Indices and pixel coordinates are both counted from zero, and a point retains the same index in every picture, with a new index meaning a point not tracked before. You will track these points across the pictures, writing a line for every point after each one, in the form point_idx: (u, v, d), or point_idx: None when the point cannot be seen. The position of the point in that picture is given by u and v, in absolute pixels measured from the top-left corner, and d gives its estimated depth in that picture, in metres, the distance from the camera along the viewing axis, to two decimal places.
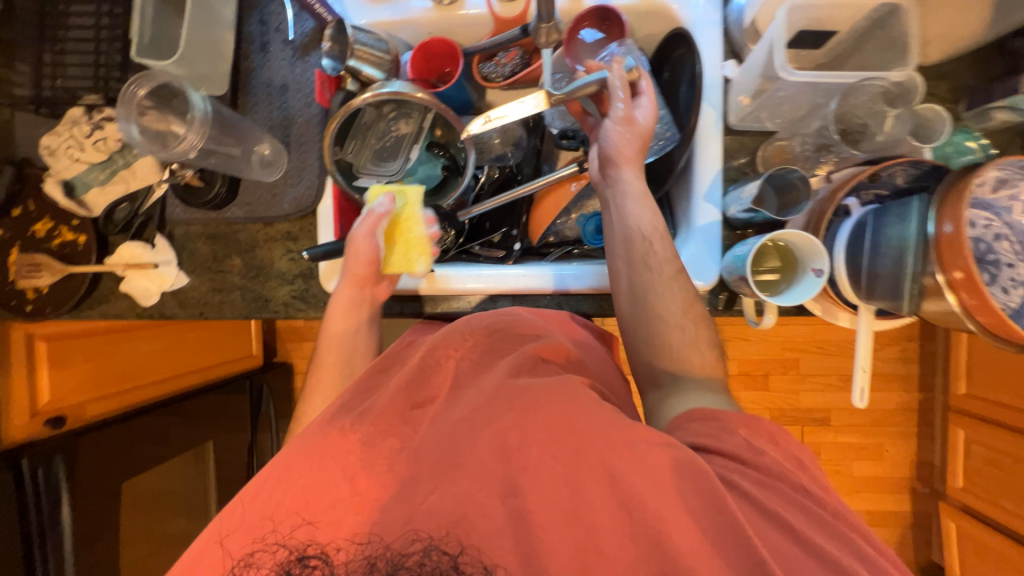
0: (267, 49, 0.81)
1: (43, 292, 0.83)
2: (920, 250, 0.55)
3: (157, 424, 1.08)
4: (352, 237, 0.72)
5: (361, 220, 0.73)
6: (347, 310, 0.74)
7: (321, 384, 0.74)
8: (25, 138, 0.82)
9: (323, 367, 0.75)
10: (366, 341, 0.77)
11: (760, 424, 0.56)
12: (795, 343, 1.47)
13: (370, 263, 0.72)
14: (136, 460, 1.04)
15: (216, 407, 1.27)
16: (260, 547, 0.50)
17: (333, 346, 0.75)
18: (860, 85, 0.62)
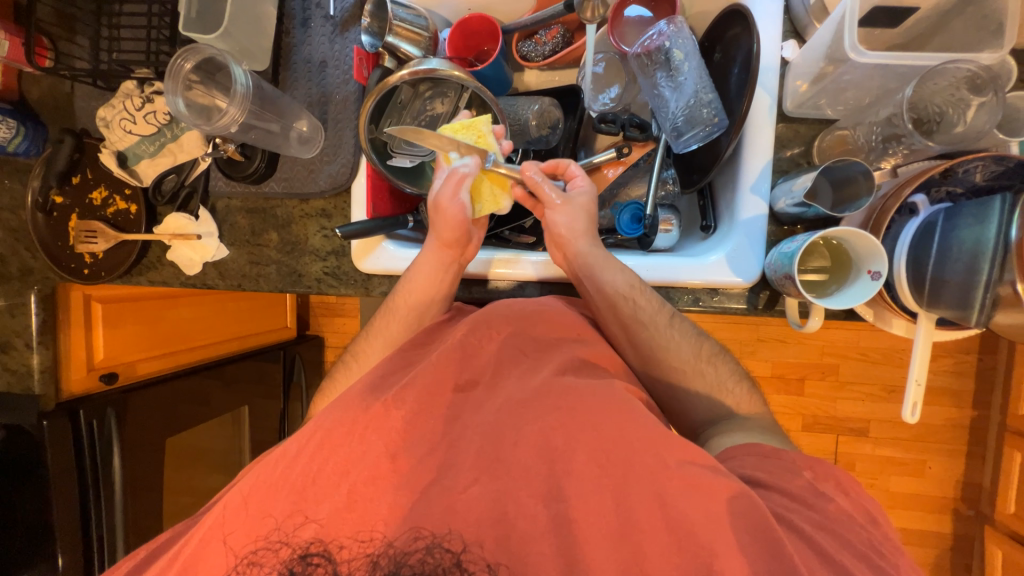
0: (309, 24, 0.81)
1: (99, 257, 0.88)
2: (997, 255, 0.49)
3: (196, 385, 1.14)
4: (438, 203, 0.69)
5: (445, 182, 0.70)
6: (435, 271, 0.72)
7: (393, 329, 0.75)
8: (84, 111, 0.89)
9: (399, 315, 0.74)
10: (442, 302, 0.74)
11: (827, 468, 0.55)
12: (837, 348, 1.39)
13: (461, 226, 0.70)
14: (179, 419, 1.11)
15: (254, 372, 1.34)
16: (264, 546, 0.51)
17: (409, 301, 0.72)
18: (942, 68, 0.55)
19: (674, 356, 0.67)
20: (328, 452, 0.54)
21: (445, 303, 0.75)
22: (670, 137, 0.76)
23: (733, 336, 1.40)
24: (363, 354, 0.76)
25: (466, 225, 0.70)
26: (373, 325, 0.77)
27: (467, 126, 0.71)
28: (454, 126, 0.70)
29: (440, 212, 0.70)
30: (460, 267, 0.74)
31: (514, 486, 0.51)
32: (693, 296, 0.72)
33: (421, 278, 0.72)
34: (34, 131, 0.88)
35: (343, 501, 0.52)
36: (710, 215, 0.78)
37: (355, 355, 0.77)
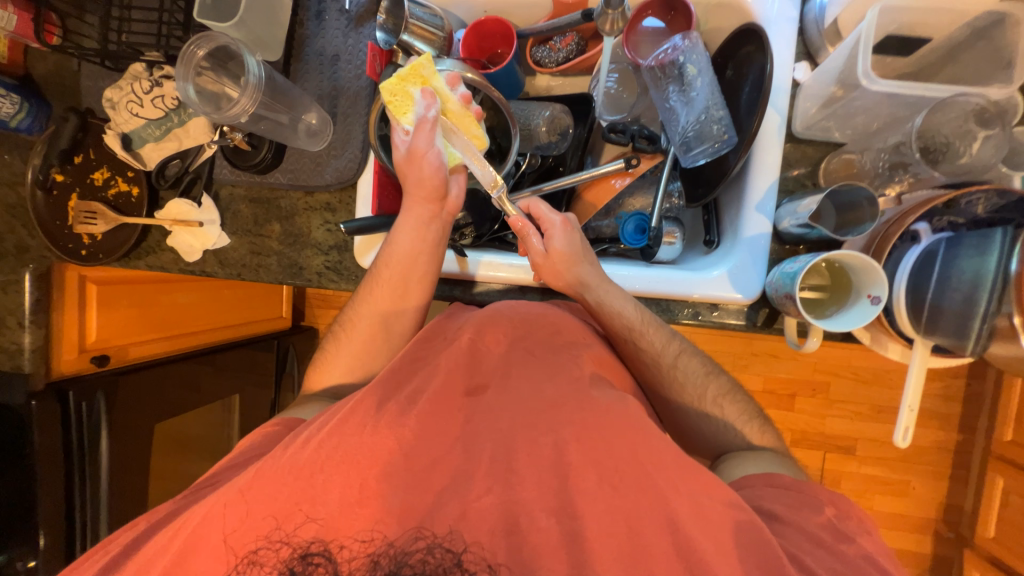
0: (323, 17, 0.81)
1: (98, 239, 0.88)
2: (996, 285, 0.50)
3: (189, 373, 1.14)
4: (415, 156, 0.67)
5: (414, 134, 0.67)
6: (416, 229, 0.71)
7: (379, 297, 0.73)
8: (90, 90, 0.88)
9: (382, 280, 0.72)
10: (429, 261, 0.72)
11: (837, 499, 0.55)
12: (828, 366, 1.40)
13: (439, 171, 0.68)
14: (168, 406, 1.09)
15: (245, 360, 1.32)
16: (265, 545, 0.50)
17: (393, 270, 0.72)
18: (952, 101, 0.56)
19: (678, 382, 0.67)
20: (331, 449, 0.53)
21: (432, 263, 0.73)
22: (679, 150, 0.76)
23: (727, 349, 1.42)
24: (351, 324, 0.76)
25: (441, 170, 0.69)
26: (359, 293, 0.75)
27: (406, 76, 0.65)
28: (392, 82, 0.65)
29: (417, 163, 0.68)
30: (443, 223, 0.73)
31: (521, 495, 0.52)
32: (694, 310, 0.73)
33: (405, 239, 0.71)
34: (38, 108, 0.88)
35: (347, 500, 0.51)
36: (713, 231, 0.79)
37: (344, 327, 0.76)
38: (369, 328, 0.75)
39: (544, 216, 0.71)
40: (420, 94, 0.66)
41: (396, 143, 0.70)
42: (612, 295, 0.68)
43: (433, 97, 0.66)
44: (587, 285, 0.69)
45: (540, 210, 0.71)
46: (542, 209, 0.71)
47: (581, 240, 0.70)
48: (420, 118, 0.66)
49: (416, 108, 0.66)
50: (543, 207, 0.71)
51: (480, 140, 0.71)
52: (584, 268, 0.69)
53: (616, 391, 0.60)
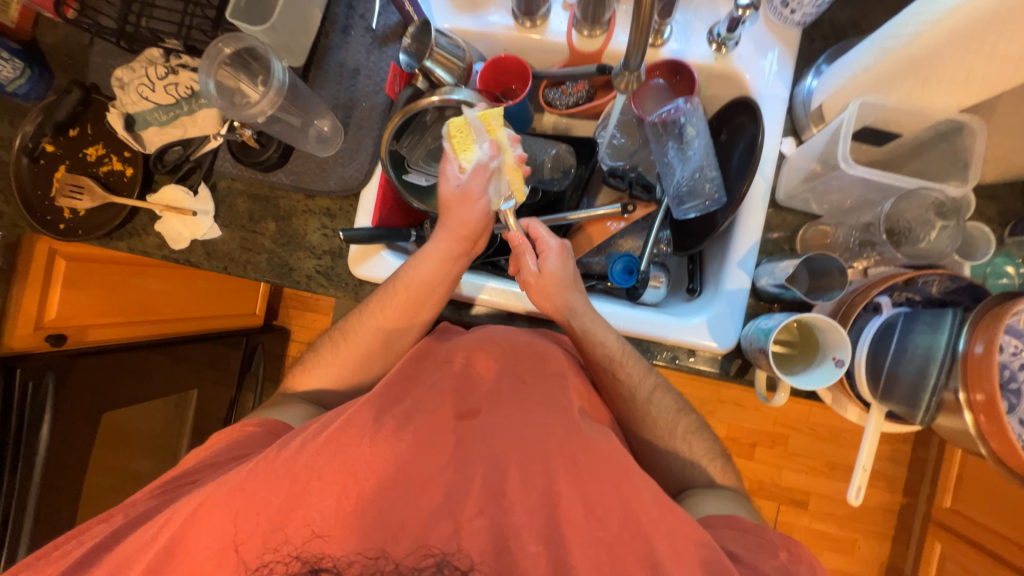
0: (348, 32, 0.83)
1: (80, 215, 0.85)
2: (946, 363, 0.54)
3: (141, 361, 1.08)
4: (464, 197, 0.70)
5: (468, 176, 0.69)
6: (442, 261, 0.72)
7: (387, 313, 0.73)
8: (98, 67, 0.87)
9: (395, 300, 0.72)
10: (445, 294, 0.74)
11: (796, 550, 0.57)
12: (788, 420, 1.46)
13: (480, 219, 0.72)
14: (121, 394, 1.04)
15: (209, 357, 1.28)
16: (274, 557, 0.49)
17: (412, 287, 0.72)
18: (916, 191, 0.62)
19: (651, 417, 0.69)
20: (319, 458, 0.53)
21: (447, 293, 0.74)
22: (672, 202, 0.82)
23: (696, 394, 1.46)
24: (350, 331, 0.75)
25: (485, 217, 0.72)
26: (366, 304, 0.75)
27: (475, 120, 0.67)
28: (462, 121, 0.67)
29: (466, 204, 0.71)
30: (468, 258, 0.75)
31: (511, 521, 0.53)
32: (672, 353, 0.76)
33: (425, 267, 0.72)
34: (39, 77, 0.86)
35: (327, 511, 0.51)
36: (696, 280, 0.84)
37: (344, 333, 0.76)
38: (372, 342, 0.75)
39: (542, 239, 0.73)
40: (482, 138, 0.68)
41: (446, 176, 0.70)
42: (597, 325, 0.70)
43: (496, 147, 0.68)
44: (575, 310, 0.70)
45: (537, 231, 0.73)
46: (541, 232, 0.73)
47: (574, 268, 0.72)
48: (478, 162, 0.69)
49: (478, 154, 0.68)
50: (542, 231, 0.73)
51: (521, 194, 0.72)
52: (573, 295, 0.70)
53: (602, 427, 0.62)
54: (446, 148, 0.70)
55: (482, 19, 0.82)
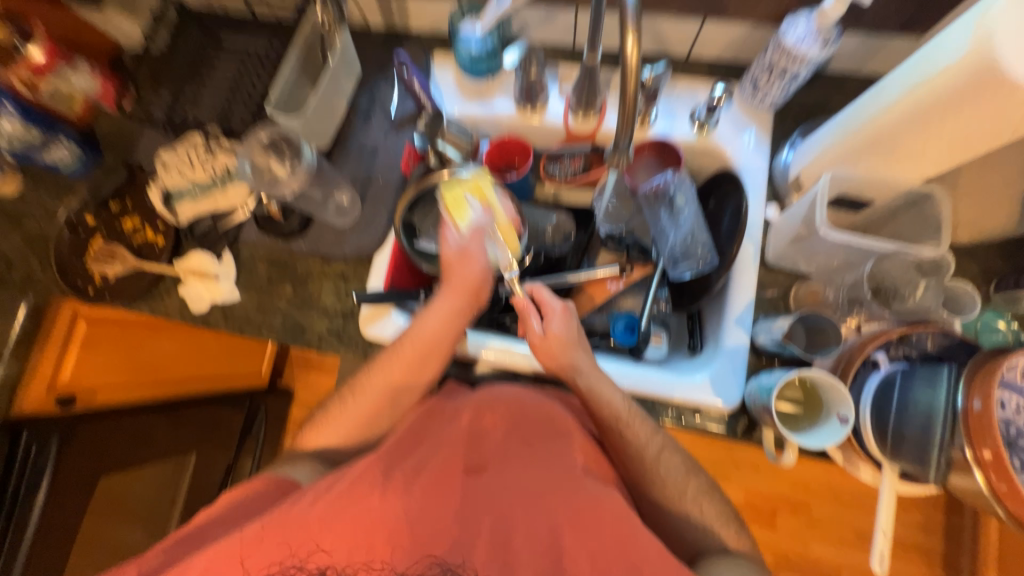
0: (370, 118, 0.94)
1: (108, 281, 0.90)
2: (947, 420, 0.56)
3: (143, 424, 1.11)
4: (461, 256, 0.77)
5: (464, 237, 0.77)
6: (449, 317, 0.74)
7: (394, 368, 0.73)
8: (144, 150, 0.97)
9: (402, 355, 0.73)
10: (450, 348, 0.75)
11: None
12: (808, 482, 1.38)
13: (479, 276, 0.77)
14: (117, 457, 1.03)
15: (208, 420, 1.27)
16: (279, 570, 0.55)
17: (419, 342, 0.73)
18: (894, 253, 0.67)
19: (662, 482, 0.68)
20: None
21: (450, 347, 0.74)
22: (667, 263, 0.86)
23: (709, 456, 1.41)
24: (359, 387, 0.75)
25: (483, 274, 0.77)
26: (375, 361, 0.75)
27: (467, 189, 0.77)
28: (454, 189, 0.77)
29: (466, 262, 0.77)
30: (474, 311, 0.77)
31: None
32: (677, 412, 0.76)
33: (433, 321, 0.74)
34: (91, 157, 0.96)
35: None
36: (696, 337, 0.88)
37: (353, 390, 0.75)
38: (377, 401, 0.74)
39: (546, 300, 0.75)
40: (473, 202, 0.77)
41: (446, 239, 0.78)
42: (603, 384, 0.70)
43: (485, 208, 0.77)
44: (582, 370, 0.71)
45: (542, 295, 0.76)
46: (542, 294, 0.76)
47: (578, 327, 0.74)
48: (472, 221, 0.77)
49: (472, 217, 0.77)
50: (544, 292, 0.76)
51: (515, 248, 0.80)
52: (579, 355, 0.72)
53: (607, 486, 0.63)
54: (444, 213, 0.79)
55: (488, 106, 0.93)
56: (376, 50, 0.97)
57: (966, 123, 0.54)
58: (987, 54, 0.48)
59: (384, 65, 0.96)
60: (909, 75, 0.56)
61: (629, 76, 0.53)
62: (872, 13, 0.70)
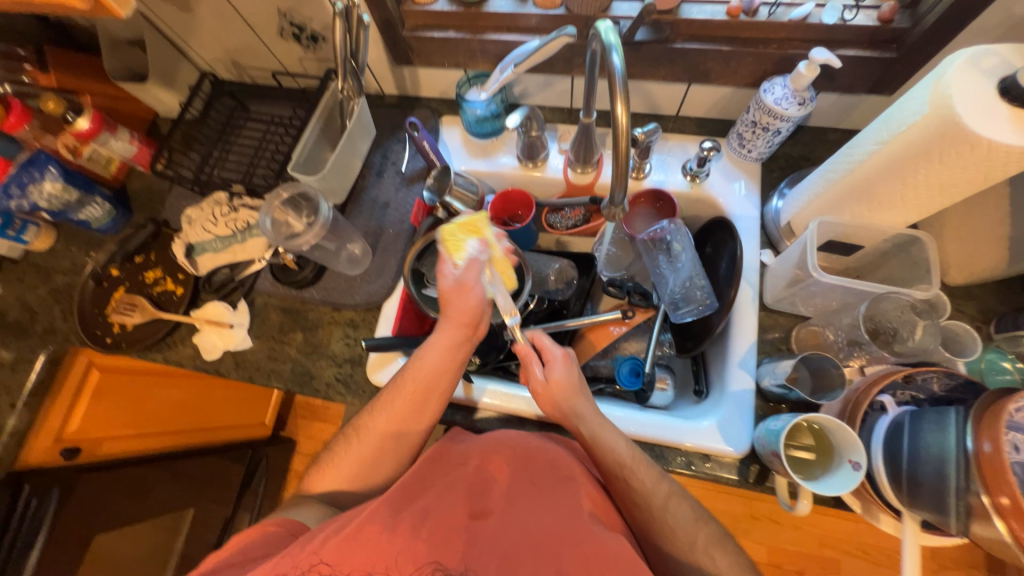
0: (382, 175, 1.01)
1: (127, 329, 0.94)
2: (960, 462, 0.53)
3: (141, 476, 1.09)
4: (459, 290, 0.72)
5: (461, 270, 0.71)
6: (448, 349, 0.73)
7: (397, 409, 0.73)
8: (171, 207, 1.04)
9: (404, 392, 0.73)
10: (451, 383, 0.74)
11: None
12: (835, 540, 1.38)
13: (478, 309, 0.72)
14: (115, 510, 1.02)
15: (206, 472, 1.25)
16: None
17: (420, 375, 0.72)
18: (886, 295, 0.69)
19: (669, 529, 0.65)
20: None
21: (450, 386, 0.74)
22: (668, 307, 0.89)
23: (728, 510, 1.43)
24: (363, 427, 0.75)
25: (483, 306, 0.73)
26: (377, 400, 0.75)
27: (465, 225, 0.73)
28: (452, 227, 0.72)
29: (463, 294, 0.72)
30: (471, 345, 0.76)
31: None
32: (687, 459, 0.75)
33: (432, 356, 0.73)
34: (122, 215, 1.03)
35: None
36: (701, 382, 0.87)
37: (357, 429, 0.75)
38: (380, 446, 0.74)
39: (546, 346, 0.75)
40: (470, 239, 0.72)
41: (442, 275, 0.72)
42: (606, 431, 0.69)
43: (483, 244, 0.72)
44: (584, 417, 0.70)
45: (543, 342, 0.75)
46: (543, 341, 0.75)
47: (579, 373, 0.73)
48: (470, 258, 0.71)
49: (471, 251, 0.71)
50: (545, 339, 0.75)
51: (511, 282, 0.77)
52: (581, 402, 0.71)
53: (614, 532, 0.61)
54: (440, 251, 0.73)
55: (493, 161, 0.99)
56: (389, 114, 1.05)
57: (933, 174, 0.58)
58: (946, 114, 0.51)
59: (397, 127, 1.04)
60: (882, 129, 0.60)
61: (620, 136, 0.57)
62: (844, 75, 0.76)
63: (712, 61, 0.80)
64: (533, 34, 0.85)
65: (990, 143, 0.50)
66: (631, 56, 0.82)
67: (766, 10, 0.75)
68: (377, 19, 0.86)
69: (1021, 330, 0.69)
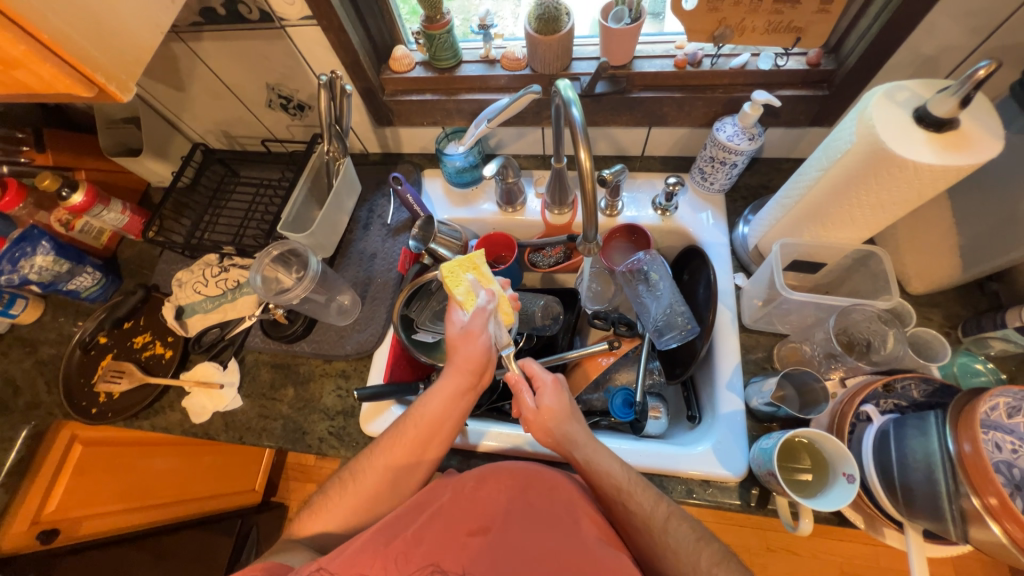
0: (368, 228, 1.05)
1: (114, 398, 0.93)
2: (946, 466, 0.53)
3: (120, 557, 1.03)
4: (470, 338, 0.72)
5: (471, 320, 0.71)
6: (451, 397, 0.72)
7: (396, 456, 0.71)
8: (162, 271, 1.06)
9: (404, 440, 0.71)
10: (453, 429, 0.73)
11: None
12: (856, 567, 1.33)
13: (487, 353, 0.73)
14: None
15: (193, 546, 1.19)
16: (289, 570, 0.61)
17: (423, 423, 0.71)
18: (852, 309, 0.72)
19: (672, 553, 0.62)
20: None
21: (455, 430, 0.73)
22: (653, 335, 0.90)
23: (742, 543, 1.40)
24: (360, 474, 0.72)
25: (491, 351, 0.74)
26: (374, 447, 0.73)
27: (462, 262, 0.73)
28: (451, 264, 0.72)
29: (470, 341, 0.72)
30: (476, 393, 0.75)
31: None
32: (687, 487, 0.74)
33: (434, 403, 0.72)
34: (111, 282, 1.05)
35: None
36: (694, 407, 0.87)
37: (353, 475, 0.73)
38: (373, 498, 0.72)
39: (536, 375, 0.75)
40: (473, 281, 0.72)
41: (451, 320, 0.73)
42: (600, 455, 0.69)
43: (490, 291, 0.72)
44: (580, 444, 0.70)
45: (533, 368, 0.76)
46: (535, 369, 0.76)
47: (570, 399, 0.74)
48: (479, 307, 0.71)
49: (479, 299, 0.71)
50: (536, 367, 0.76)
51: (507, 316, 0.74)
52: (574, 427, 0.71)
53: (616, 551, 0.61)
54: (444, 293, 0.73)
55: (474, 208, 1.05)
56: (374, 171, 1.11)
57: (879, 193, 0.62)
58: (873, 140, 0.57)
59: (381, 182, 1.09)
60: (822, 157, 0.66)
61: (586, 178, 0.62)
62: (786, 112, 0.84)
63: (667, 107, 0.87)
64: (503, 92, 0.93)
65: (915, 164, 0.55)
66: (594, 106, 0.89)
67: (709, 60, 0.83)
68: (359, 88, 0.93)
69: (986, 333, 0.73)
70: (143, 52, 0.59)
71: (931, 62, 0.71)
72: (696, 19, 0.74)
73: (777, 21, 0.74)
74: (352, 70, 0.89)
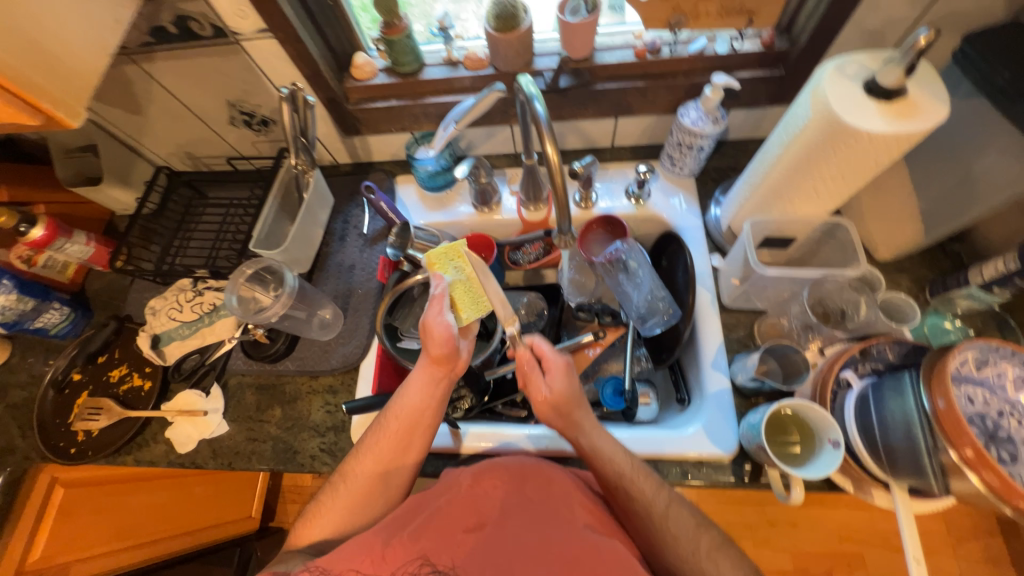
0: (345, 239, 1.03)
1: (93, 435, 0.90)
2: (924, 423, 0.55)
3: None
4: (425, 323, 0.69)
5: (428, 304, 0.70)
6: (426, 385, 0.72)
7: (382, 451, 0.71)
8: (133, 301, 1.02)
9: (387, 434, 0.71)
10: (435, 417, 0.73)
11: None
12: (855, 532, 1.37)
13: (447, 342, 0.69)
14: None
15: None
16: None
17: (404, 413, 0.71)
18: (824, 279, 0.75)
19: (672, 539, 0.64)
20: None
21: (436, 419, 0.73)
22: (636, 322, 0.92)
23: (744, 521, 1.42)
24: (350, 470, 0.72)
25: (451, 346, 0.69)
26: (362, 442, 0.73)
27: (446, 251, 0.73)
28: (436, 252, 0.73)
29: (428, 334, 0.69)
30: (450, 381, 0.74)
31: None
32: (682, 470, 0.75)
33: (413, 393, 0.72)
34: (81, 316, 1.00)
35: None
36: (683, 389, 0.88)
37: (344, 474, 0.73)
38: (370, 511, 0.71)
39: (545, 354, 0.72)
40: (458, 268, 0.72)
41: None
42: (605, 442, 0.69)
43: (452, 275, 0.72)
44: (587, 431, 0.70)
45: (542, 349, 0.73)
46: (542, 347, 0.73)
47: (579, 382, 0.72)
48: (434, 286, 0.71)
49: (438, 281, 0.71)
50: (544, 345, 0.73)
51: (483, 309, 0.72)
52: (581, 413, 0.71)
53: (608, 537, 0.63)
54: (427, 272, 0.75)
55: (450, 211, 1.04)
56: (346, 182, 1.10)
57: (840, 164, 0.64)
58: (828, 114, 0.59)
59: (354, 192, 1.08)
60: (784, 134, 0.68)
61: (555, 172, 0.62)
62: (747, 94, 0.86)
63: (631, 96, 0.88)
64: (468, 93, 0.93)
65: (869, 134, 0.57)
66: (560, 100, 0.90)
67: (668, 48, 0.85)
68: (323, 98, 0.92)
69: (952, 293, 0.76)
70: (93, 77, 0.58)
71: (877, 35, 0.74)
72: (651, 8, 0.76)
73: (730, 5, 0.75)
74: (314, 81, 0.88)
